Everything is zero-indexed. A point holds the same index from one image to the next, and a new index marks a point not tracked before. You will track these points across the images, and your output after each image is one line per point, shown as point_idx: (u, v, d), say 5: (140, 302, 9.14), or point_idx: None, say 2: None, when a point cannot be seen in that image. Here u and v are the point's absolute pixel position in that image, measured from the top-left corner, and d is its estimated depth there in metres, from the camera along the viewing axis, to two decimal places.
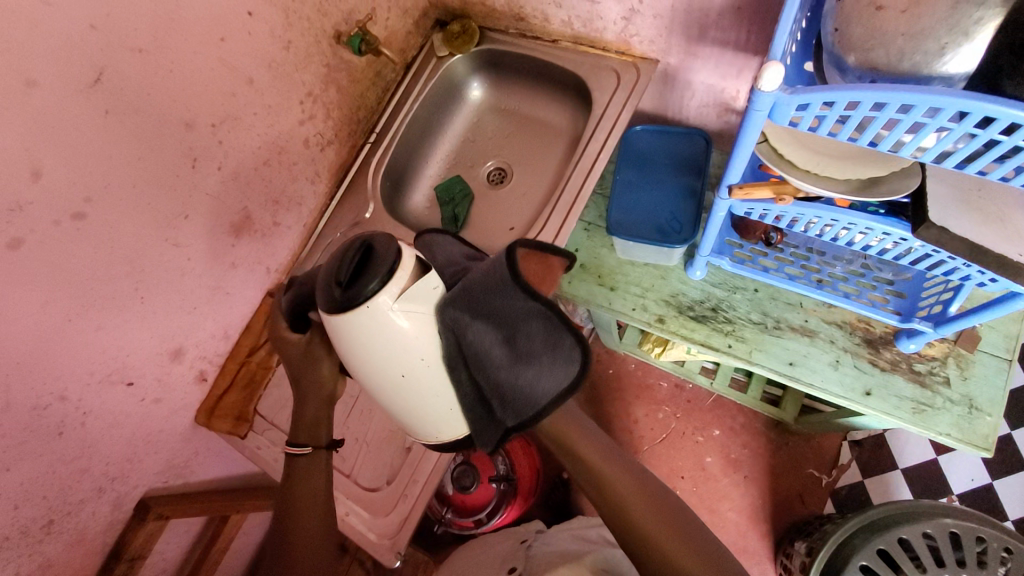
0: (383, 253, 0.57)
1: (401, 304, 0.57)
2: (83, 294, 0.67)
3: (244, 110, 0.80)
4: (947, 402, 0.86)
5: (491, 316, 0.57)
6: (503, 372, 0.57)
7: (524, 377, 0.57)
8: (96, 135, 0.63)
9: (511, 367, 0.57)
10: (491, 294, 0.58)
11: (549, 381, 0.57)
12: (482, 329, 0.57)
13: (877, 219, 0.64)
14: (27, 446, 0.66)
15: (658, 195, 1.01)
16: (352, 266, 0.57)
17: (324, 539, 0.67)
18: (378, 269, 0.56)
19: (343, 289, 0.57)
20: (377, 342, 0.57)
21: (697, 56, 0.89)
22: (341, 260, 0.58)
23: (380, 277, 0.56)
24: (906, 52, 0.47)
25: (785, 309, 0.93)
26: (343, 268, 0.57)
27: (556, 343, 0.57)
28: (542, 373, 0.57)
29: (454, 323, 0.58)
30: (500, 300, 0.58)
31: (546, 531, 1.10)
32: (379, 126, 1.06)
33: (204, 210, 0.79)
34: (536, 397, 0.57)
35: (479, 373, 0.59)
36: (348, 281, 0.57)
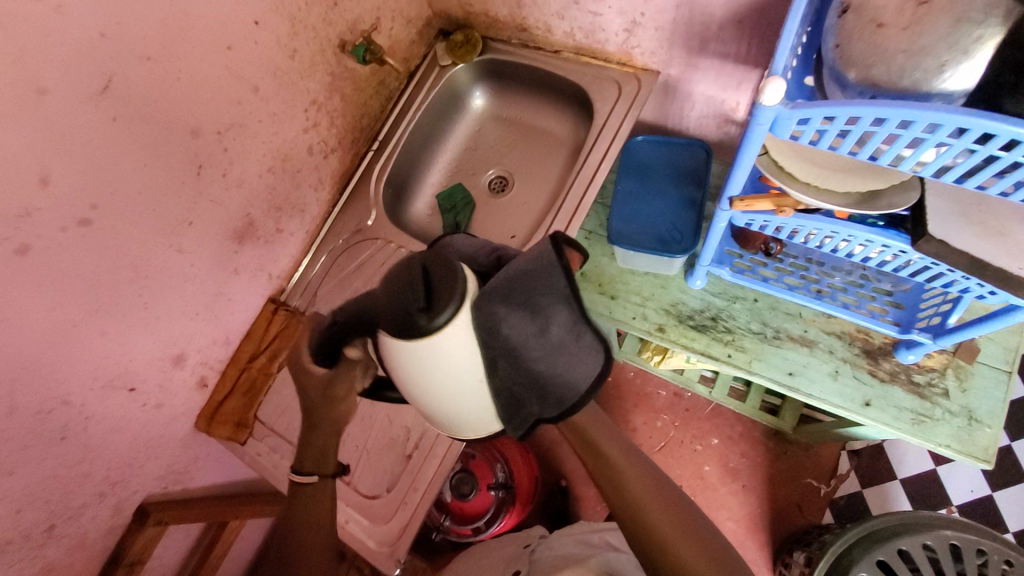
0: (453, 277, 0.55)
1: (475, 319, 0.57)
2: (88, 299, 0.67)
3: (250, 117, 0.81)
4: (946, 413, 0.86)
5: (531, 309, 0.59)
6: (542, 362, 0.59)
7: (562, 366, 0.60)
8: (105, 142, 0.64)
9: (549, 358, 0.59)
10: (533, 286, 0.60)
11: (581, 369, 0.61)
12: (519, 323, 0.58)
13: (875, 230, 0.65)
14: (30, 451, 0.66)
15: (658, 205, 1.02)
16: (422, 291, 0.54)
17: (322, 546, 0.67)
18: (452, 294, 0.55)
19: (423, 319, 0.54)
20: (442, 362, 0.57)
21: (698, 67, 0.90)
22: (410, 285, 0.54)
23: (454, 303, 0.55)
24: (906, 69, 0.48)
25: (784, 319, 0.94)
26: (415, 295, 0.54)
27: (587, 335, 0.62)
28: (576, 362, 0.61)
29: (495, 315, 0.57)
30: (541, 293, 0.60)
31: (549, 535, 1.08)
32: (382, 134, 1.07)
33: (208, 216, 0.79)
34: (571, 385, 0.61)
35: (513, 364, 0.59)
36: (426, 311, 0.54)
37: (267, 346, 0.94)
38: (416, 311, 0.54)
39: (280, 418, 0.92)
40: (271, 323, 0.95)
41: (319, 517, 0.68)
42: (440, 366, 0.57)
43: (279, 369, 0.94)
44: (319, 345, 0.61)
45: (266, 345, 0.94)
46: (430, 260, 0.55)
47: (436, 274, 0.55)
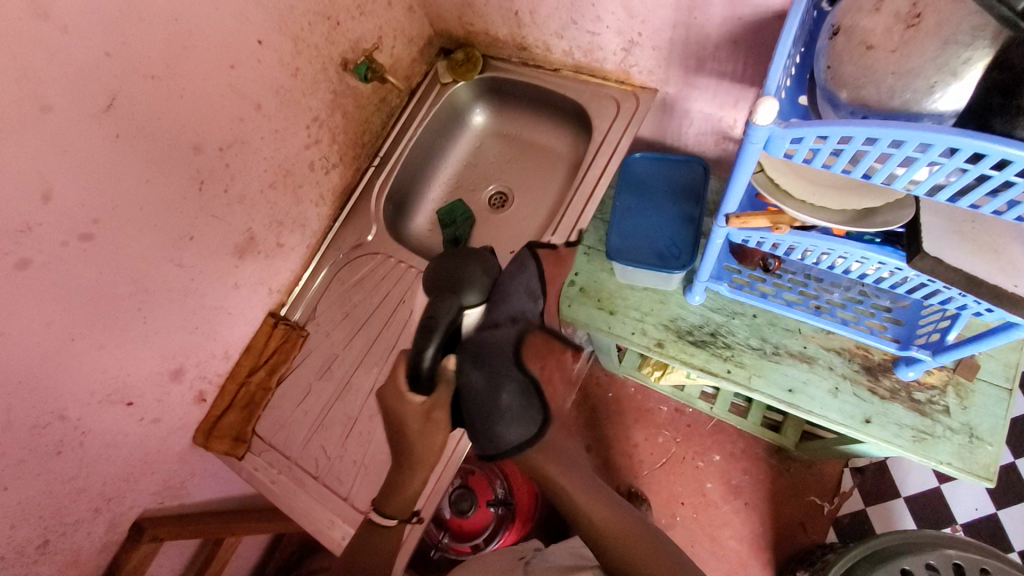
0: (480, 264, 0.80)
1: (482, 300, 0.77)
2: (86, 314, 0.67)
3: (252, 134, 0.82)
4: (947, 431, 0.85)
5: (494, 357, 0.74)
6: (491, 405, 0.71)
7: (504, 418, 0.72)
8: (107, 159, 0.64)
9: (490, 417, 0.71)
10: (495, 359, 0.74)
11: (515, 434, 0.72)
12: (477, 376, 0.72)
13: (871, 247, 0.65)
14: (26, 465, 0.66)
15: (657, 221, 1.02)
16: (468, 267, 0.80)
17: None
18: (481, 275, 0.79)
19: (477, 290, 0.77)
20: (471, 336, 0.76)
21: (695, 86, 0.91)
22: (459, 268, 0.80)
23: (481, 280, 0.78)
24: (896, 89, 0.48)
25: (784, 335, 0.93)
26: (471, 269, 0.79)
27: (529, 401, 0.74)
28: (512, 427, 0.72)
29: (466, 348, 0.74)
30: (501, 365, 0.74)
31: (544, 548, 1.06)
32: (383, 150, 1.08)
33: (209, 231, 0.80)
34: (505, 444, 0.72)
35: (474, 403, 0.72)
36: (480, 280, 0.79)
37: (266, 360, 0.94)
38: (468, 285, 0.77)
39: (278, 433, 0.92)
40: (270, 338, 0.95)
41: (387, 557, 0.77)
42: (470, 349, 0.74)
43: (278, 384, 0.94)
44: (421, 365, 0.70)
45: (266, 360, 0.94)
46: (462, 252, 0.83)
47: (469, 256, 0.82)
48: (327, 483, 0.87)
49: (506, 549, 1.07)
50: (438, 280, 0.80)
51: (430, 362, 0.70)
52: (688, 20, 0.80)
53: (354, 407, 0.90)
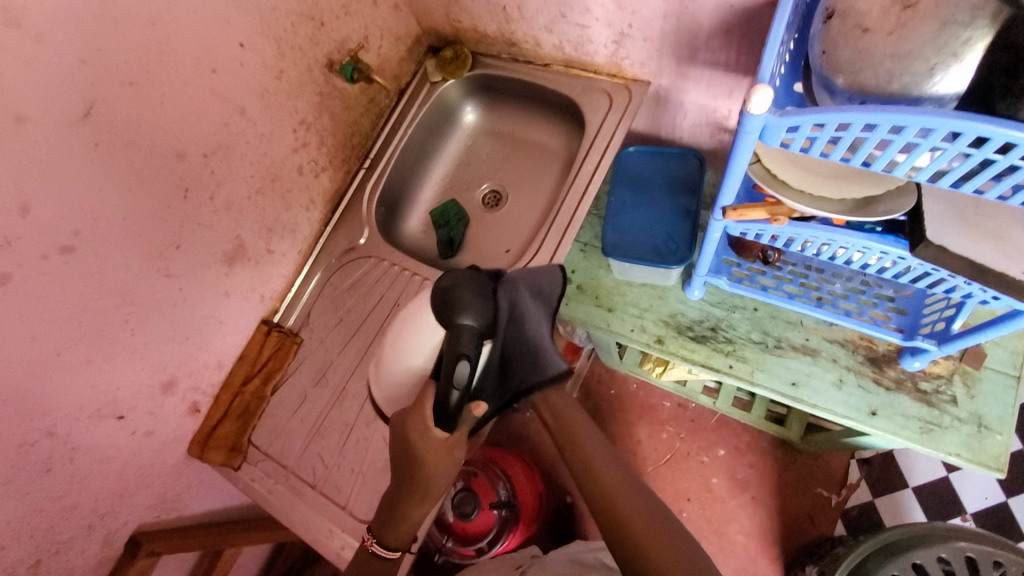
0: (472, 290, 0.68)
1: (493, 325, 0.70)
2: (71, 328, 0.66)
3: (237, 139, 0.80)
4: (955, 421, 0.84)
5: (535, 302, 0.82)
6: (540, 339, 0.78)
7: (548, 349, 0.79)
8: (87, 168, 0.63)
9: (536, 335, 0.78)
10: (534, 285, 0.83)
11: (553, 362, 0.78)
12: (523, 295, 0.79)
13: (871, 237, 0.63)
14: (15, 483, 0.65)
15: (653, 215, 1.00)
16: (472, 284, 0.69)
17: None
18: (476, 304, 0.67)
19: (473, 313, 0.66)
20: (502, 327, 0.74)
21: (688, 77, 0.90)
22: (462, 288, 0.68)
23: (476, 307, 0.67)
24: (894, 73, 0.47)
25: (785, 328, 0.92)
26: (481, 287, 0.70)
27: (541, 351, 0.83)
28: (550, 354, 0.78)
29: (519, 299, 0.77)
30: (538, 292, 0.83)
31: (542, 556, 1.06)
32: (373, 152, 1.06)
33: (196, 240, 0.79)
34: (544, 368, 0.77)
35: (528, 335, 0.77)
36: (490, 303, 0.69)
37: (260, 369, 0.93)
38: (465, 308, 0.67)
39: (275, 442, 0.90)
40: (263, 346, 0.94)
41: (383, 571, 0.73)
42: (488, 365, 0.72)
43: (273, 394, 0.93)
44: (448, 403, 0.64)
45: (260, 368, 0.93)
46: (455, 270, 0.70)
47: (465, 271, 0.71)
48: (324, 491, 0.86)
49: (505, 555, 1.06)
50: (431, 305, 0.69)
51: (459, 400, 0.64)
52: (679, 10, 0.78)
53: (351, 413, 0.89)
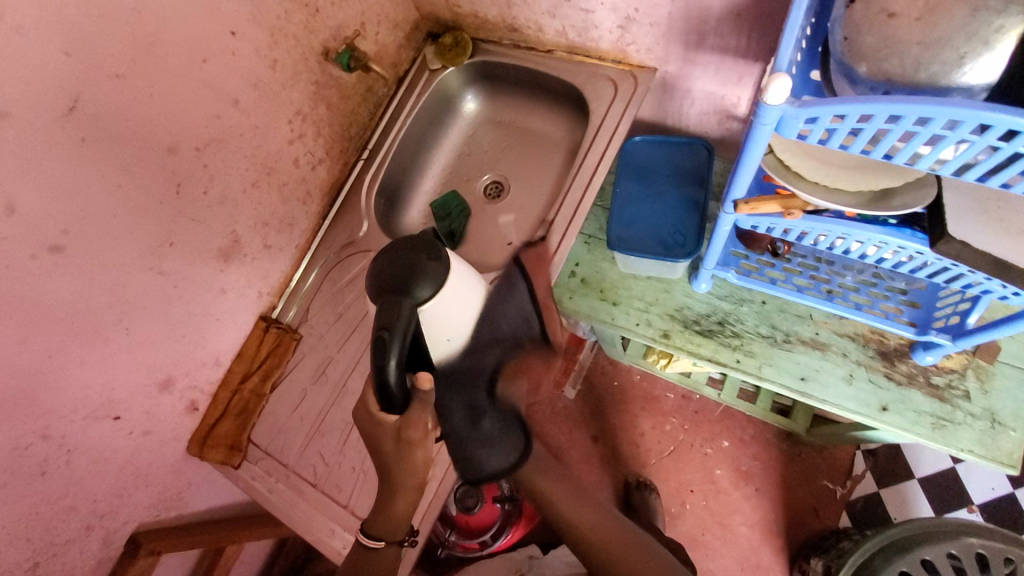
0: (430, 260, 0.61)
1: (449, 299, 0.63)
2: (63, 329, 0.64)
3: (230, 131, 0.78)
4: (968, 416, 0.82)
5: (476, 399, 0.69)
6: (473, 447, 0.69)
7: (486, 453, 0.70)
8: (73, 164, 0.61)
9: (468, 442, 0.69)
10: (477, 376, 0.70)
11: (494, 463, 0.70)
12: (454, 401, 0.68)
13: (888, 230, 0.61)
14: (9, 488, 0.63)
15: (659, 206, 0.98)
16: (419, 249, 0.62)
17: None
18: (433, 275, 0.61)
19: (432, 281, 0.60)
20: (470, 290, 0.68)
21: (696, 63, 0.87)
22: (406, 254, 0.61)
23: (432, 282, 0.61)
24: (922, 62, 0.44)
25: (795, 321, 0.90)
26: (427, 254, 0.62)
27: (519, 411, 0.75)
28: (490, 456, 0.70)
29: (448, 401, 0.68)
30: (482, 385, 0.70)
31: (539, 555, 1.06)
32: (372, 142, 1.04)
33: (189, 237, 0.76)
34: (485, 469, 0.71)
35: (452, 447, 0.69)
36: (439, 272, 0.62)
37: (259, 366, 0.91)
38: (422, 276, 0.60)
39: (274, 440, 0.89)
40: (262, 343, 0.92)
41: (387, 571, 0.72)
42: (452, 333, 0.66)
43: (272, 391, 0.91)
44: (387, 378, 0.57)
45: (259, 366, 0.91)
46: (403, 237, 0.64)
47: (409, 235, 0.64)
48: (326, 490, 0.84)
49: (503, 555, 1.05)
50: (378, 274, 0.61)
51: (397, 375, 0.57)
52: None
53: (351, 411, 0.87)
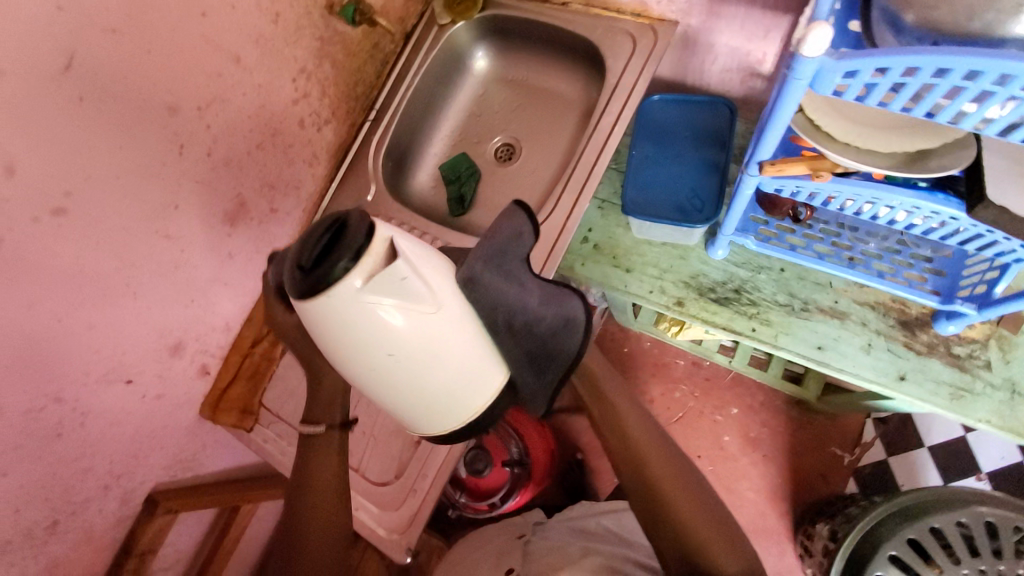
0: (320, 266, 0.49)
1: (309, 308, 0.50)
2: (71, 293, 0.63)
3: (233, 90, 0.75)
4: (988, 387, 0.80)
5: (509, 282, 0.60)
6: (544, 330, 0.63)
7: (565, 328, 0.65)
8: (71, 123, 0.58)
9: (536, 331, 0.62)
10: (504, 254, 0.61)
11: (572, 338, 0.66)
12: (506, 294, 0.59)
13: (920, 194, 0.59)
14: (24, 449, 0.64)
15: (677, 169, 0.95)
16: (336, 241, 0.50)
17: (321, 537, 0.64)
18: (309, 274, 0.50)
19: (304, 276, 0.50)
20: (351, 327, 0.51)
21: (721, 16, 0.83)
22: (324, 238, 0.50)
23: (303, 277, 0.50)
24: (976, 10, 0.41)
25: (813, 290, 0.87)
26: (327, 251, 0.50)
27: (554, 283, 0.66)
28: (569, 334, 0.66)
29: (499, 297, 0.58)
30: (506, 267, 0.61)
31: (544, 522, 1.05)
32: (379, 101, 1.00)
33: (196, 200, 0.75)
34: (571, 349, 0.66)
35: (538, 345, 0.62)
36: (313, 278, 0.49)
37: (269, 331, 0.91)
38: (305, 266, 0.50)
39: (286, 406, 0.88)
40: None
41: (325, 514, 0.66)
42: (321, 343, 0.54)
43: (282, 354, 0.91)
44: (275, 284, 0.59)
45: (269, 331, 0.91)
46: (347, 229, 0.49)
47: (351, 216, 0.50)
48: None
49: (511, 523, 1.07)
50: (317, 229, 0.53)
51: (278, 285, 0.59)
52: None
53: None
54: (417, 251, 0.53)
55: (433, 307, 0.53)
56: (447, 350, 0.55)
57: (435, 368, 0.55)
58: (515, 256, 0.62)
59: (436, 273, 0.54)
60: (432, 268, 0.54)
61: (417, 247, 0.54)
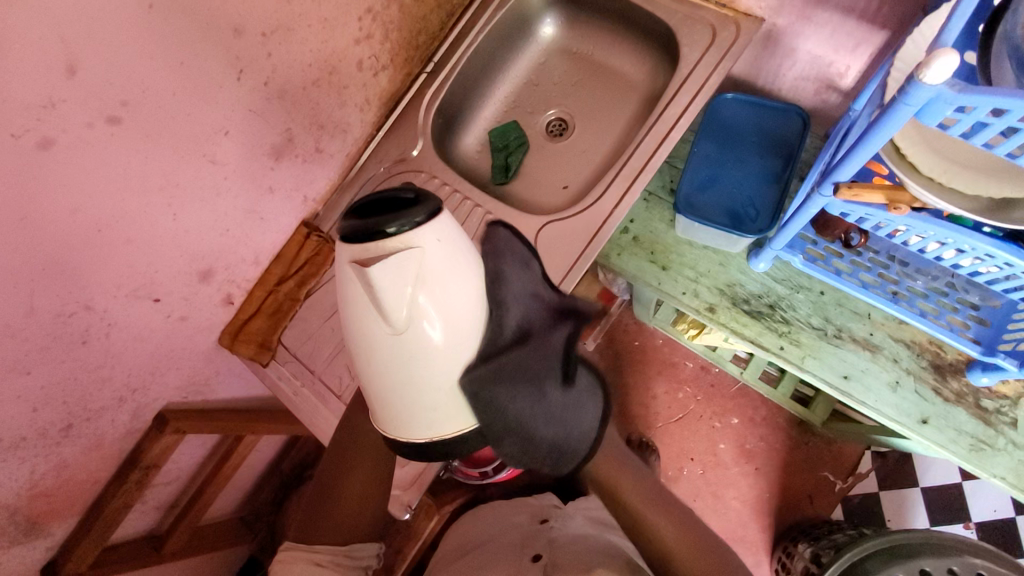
0: (364, 221, 0.50)
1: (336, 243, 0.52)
2: (113, 205, 0.63)
3: (298, 20, 0.72)
4: (1009, 444, 0.79)
5: (519, 384, 0.55)
6: (540, 441, 0.57)
7: (567, 443, 0.60)
8: (138, 31, 0.57)
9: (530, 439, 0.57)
10: (528, 356, 0.56)
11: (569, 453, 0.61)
12: (508, 397, 0.54)
13: (998, 243, 0.57)
14: (50, 351, 0.65)
15: (735, 173, 0.92)
16: (380, 212, 0.51)
17: (361, 507, 0.71)
18: (355, 218, 0.51)
19: (353, 215, 0.52)
20: (342, 291, 0.51)
21: (812, 20, 0.79)
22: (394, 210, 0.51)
23: (350, 216, 0.52)
24: None
25: (850, 318, 0.86)
26: (375, 211, 0.51)
27: (580, 398, 0.61)
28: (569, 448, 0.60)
29: (500, 397, 0.54)
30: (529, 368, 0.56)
31: (562, 504, 1.04)
32: (439, 55, 0.97)
33: (246, 128, 0.73)
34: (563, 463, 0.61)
35: (527, 451, 0.57)
36: (346, 212, 0.53)
37: (297, 271, 0.90)
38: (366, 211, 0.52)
39: (303, 348, 0.88)
40: (302, 248, 0.90)
41: (357, 491, 0.71)
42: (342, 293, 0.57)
43: (306, 297, 0.89)
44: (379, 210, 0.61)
45: (297, 270, 0.90)
46: (407, 220, 0.50)
47: (407, 212, 0.50)
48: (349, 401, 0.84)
49: (522, 505, 1.05)
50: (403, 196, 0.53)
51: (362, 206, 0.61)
52: None
53: None
54: (431, 281, 0.50)
55: (391, 327, 0.50)
56: (390, 368, 0.52)
57: (393, 373, 0.52)
58: (546, 359, 0.57)
59: (434, 308, 0.51)
60: (433, 302, 0.50)
61: (442, 278, 0.51)
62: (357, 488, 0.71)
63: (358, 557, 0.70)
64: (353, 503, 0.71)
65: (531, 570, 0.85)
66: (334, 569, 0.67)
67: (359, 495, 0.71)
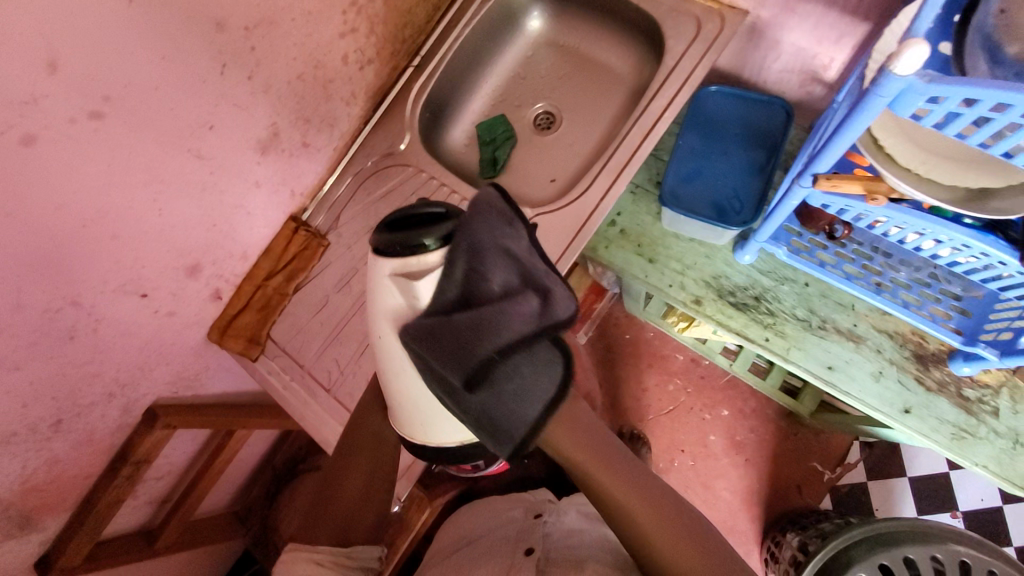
0: (403, 237, 0.54)
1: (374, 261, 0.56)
2: (98, 201, 0.63)
3: (281, 14, 0.72)
4: (991, 433, 0.80)
5: (449, 340, 0.51)
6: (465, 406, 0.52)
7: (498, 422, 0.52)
8: (119, 26, 0.56)
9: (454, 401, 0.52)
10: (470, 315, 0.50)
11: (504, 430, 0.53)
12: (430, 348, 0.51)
13: (973, 233, 0.58)
14: (38, 347, 0.65)
15: (720, 165, 0.93)
16: (416, 226, 0.55)
17: (363, 503, 0.73)
18: (393, 237, 0.55)
19: (388, 233, 0.55)
20: (380, 304, 0.56)
21: (795, 12, 0.80)
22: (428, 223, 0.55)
23: (385, 234, 0.55)
24: None
25: (834, 309, 0.87)
26: (411, 227, 0.55)
27: (527, 377, 0.52)
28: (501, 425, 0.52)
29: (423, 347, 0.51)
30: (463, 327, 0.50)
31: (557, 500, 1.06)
32: (425, 49, 0.97)
33: (232, 123, 0.73)
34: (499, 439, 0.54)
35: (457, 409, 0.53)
36: (380, 228, 0.56)
37: (286, 265, 0.90)
38: (400, 228, 0.55)
39: (292, 342, 0.88)
40: (290, 243, 0.90)
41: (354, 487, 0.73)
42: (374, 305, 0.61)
43: (295, 291, 0.90)
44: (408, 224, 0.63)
45: (285, 265, 0.90)
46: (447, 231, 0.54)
47: (441, 223, 0.54)
48: (337, 396, 0.83)
49: (517, 497, 1.08)
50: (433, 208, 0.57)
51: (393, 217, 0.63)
52: None
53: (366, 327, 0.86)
54: None
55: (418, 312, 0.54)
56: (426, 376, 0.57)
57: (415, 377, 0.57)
58: (487, 324, 0.50)
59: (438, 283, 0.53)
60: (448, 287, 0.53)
61: None
62: (354, 484, 0.73)
63: (358, 558, 0.70)
64: (353, 500, 0.73)
65: (525, 568, 0.85)
66: (333, 568, 0.67)
67: (359, 493, 0.73)
